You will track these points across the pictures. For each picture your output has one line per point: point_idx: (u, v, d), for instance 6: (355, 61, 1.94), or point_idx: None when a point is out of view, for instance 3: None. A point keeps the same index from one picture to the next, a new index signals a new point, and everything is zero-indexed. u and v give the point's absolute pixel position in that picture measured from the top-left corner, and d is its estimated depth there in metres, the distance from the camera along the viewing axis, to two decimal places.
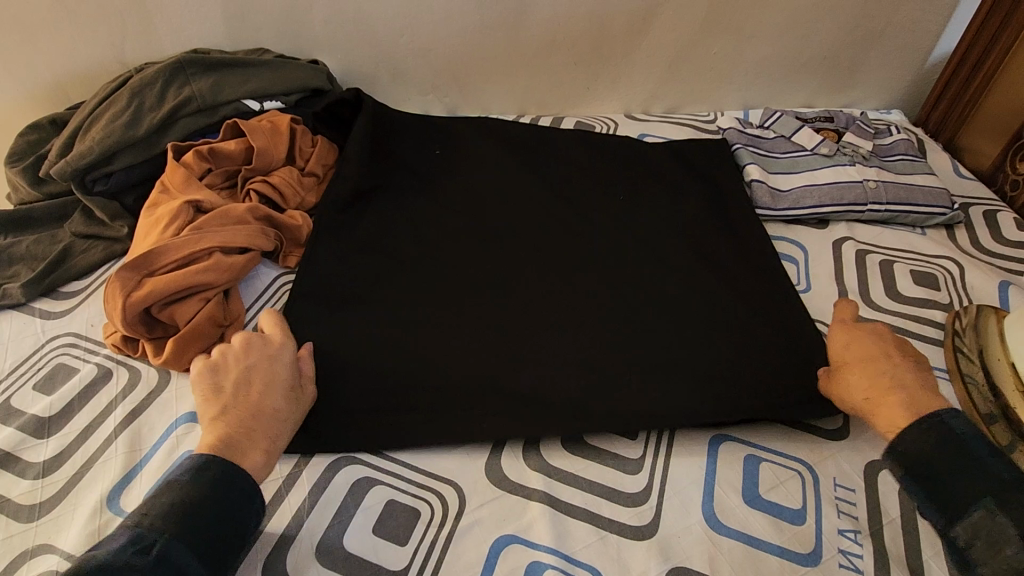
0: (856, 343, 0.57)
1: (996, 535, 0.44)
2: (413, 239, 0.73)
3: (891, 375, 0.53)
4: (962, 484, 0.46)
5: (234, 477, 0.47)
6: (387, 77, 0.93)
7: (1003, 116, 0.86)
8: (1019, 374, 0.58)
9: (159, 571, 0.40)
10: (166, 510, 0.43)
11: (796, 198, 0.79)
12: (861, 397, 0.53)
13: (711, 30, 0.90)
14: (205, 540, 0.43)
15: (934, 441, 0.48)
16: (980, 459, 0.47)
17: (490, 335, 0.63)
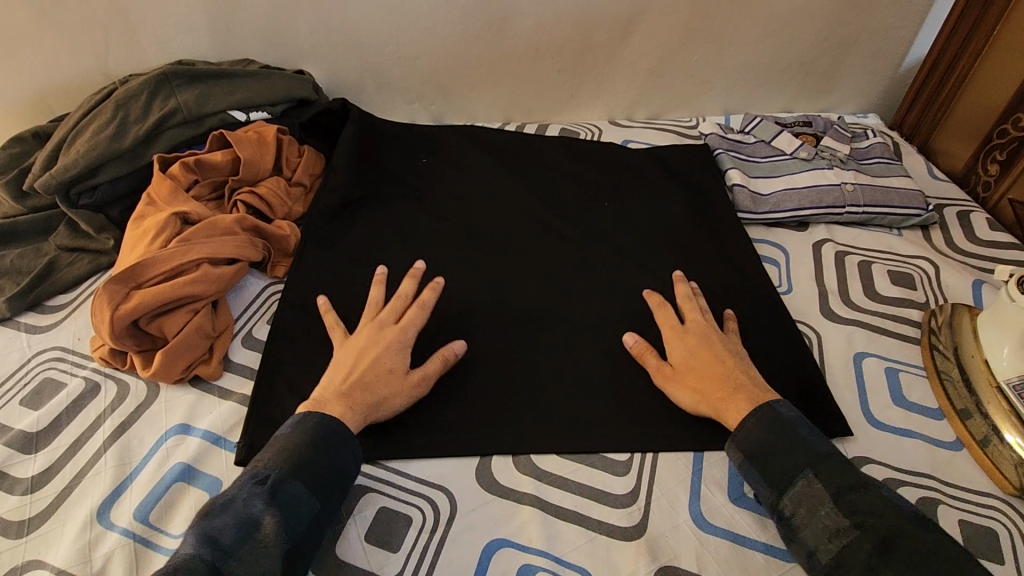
0: (699, 347, 0.59)
1: (817, 501, 0.47)
2: (402, 248, 0.74)
3: (732, 374, 0.56)
4: (788, 458, 0.50)
5: (331, 423, 0.52)
6: (373, 86, 0.94)
7: (972, 119, 0.89)
8: (993, 372, 0.60)
9: (275, 497, 0.46)
10: (275, 453, 0.49)
11: (776, 202, 0.81)
12: (711, 396, 0.56)
13: (691, 38, 0.92)
14: (310, 471, 0.48)
15: (763, 423, 0.52)
16: (801, 437, 0.51)
17: (479, 341, 0.64)
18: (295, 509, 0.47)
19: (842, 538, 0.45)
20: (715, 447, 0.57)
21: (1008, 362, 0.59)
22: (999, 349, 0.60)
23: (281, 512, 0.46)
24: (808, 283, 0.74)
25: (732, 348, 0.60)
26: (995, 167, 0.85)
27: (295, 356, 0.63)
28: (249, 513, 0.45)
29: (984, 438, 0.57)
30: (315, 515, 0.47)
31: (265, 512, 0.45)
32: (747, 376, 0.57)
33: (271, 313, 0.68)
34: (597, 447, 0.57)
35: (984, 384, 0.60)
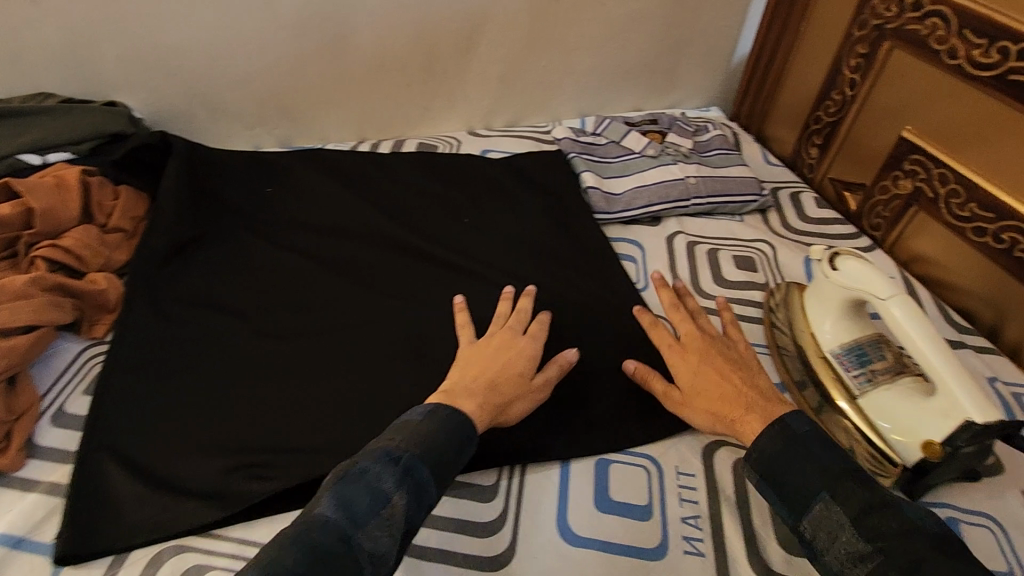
0: (702, 363, 0.57)
1: (836, 527, 0.43)
2: (248, 290, 0.69)
3: (739, 390, 0.54)
4: (804, 476, 0.46)
5: (463, 418, 0.49)
6: (205, 114, 0.86)
7: (793, 107, 0.97)
8: (820, 343, 0.64)
9: (405, 482, 0.43)
10: (411, 437, 0.46)
11: (628, 200, 0.84)
12: (725, 418, 0.53)
13: (534, 45, 0.93)
14: (437, 460, 0.45)
15: (771, 439, 0.49)
16: (812, 453, 0.47)
17: (333, 383, 0.61)
18: (419, 495, 0.43)
19: (865, 566, 0.41)
20: (579, 455, 0.57)
21: (831, 332, 0.63)
22: (822, 321, 0.64)
23: (409, 496, 0.43)
24: (663, 277, 0.77)
25: (737, 356, 0.59)
26: (816, 150, 0.93)
27: (119, 427, 0.56)
28: (380, 487, 0.42)
29: (819, 408, 0.61)
30: (432, 505, 0.44)
31: (395, 492, 0.42)
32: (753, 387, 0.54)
33: (88, 381, 0.60)
34: (462, 475, 0.55)
35: (813, 356, 0.64)
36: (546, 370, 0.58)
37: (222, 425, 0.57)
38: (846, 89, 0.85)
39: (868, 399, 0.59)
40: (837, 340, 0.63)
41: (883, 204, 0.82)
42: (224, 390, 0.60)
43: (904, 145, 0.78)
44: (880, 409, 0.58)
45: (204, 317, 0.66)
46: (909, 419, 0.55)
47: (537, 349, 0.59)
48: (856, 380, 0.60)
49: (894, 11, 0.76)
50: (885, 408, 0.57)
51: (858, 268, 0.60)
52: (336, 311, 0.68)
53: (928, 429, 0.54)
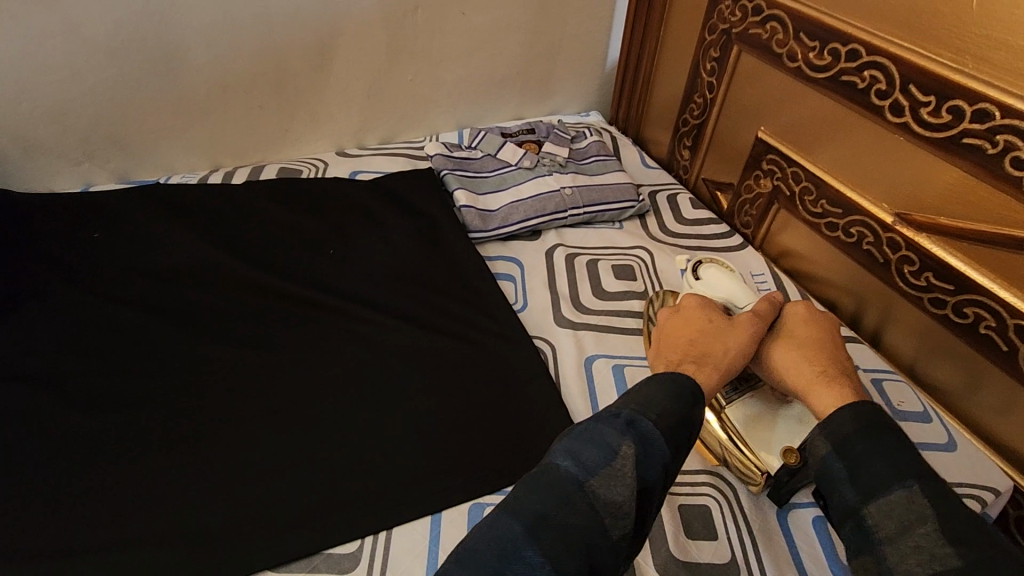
0: (808, 328, 0.58)
1: (911, 518, 0.40)
2: (71, 356, 0.60)
3: (830, 361, 0.54)
4: (885, 464, 0.43)
5: (690, 381, 0.47)
6: (15, 152, 0.75)
7: (663, 110, 0.98)
8: None
9: (630, 440, 0.42)
10: (645, 398, 0.45)
11: (504, 216, 0.81)
12: (802, 382, 0.53)
13: (398, 58, 0.88)
14: (668, 420, 0.44)
15: (860, 424, 0.46)
16: (900, 447, 0.44)
17: (169, 456, 0.54)
18: (648, 450, 0.42)
19: (931, 564, 0.37)
20: (452, 502, 0.54)
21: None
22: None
23: (638, 448, 0.42)
24: (542, 294, 0.75)
25: (833, 332, 0.58)
26: (687, 152, 0.95)
27: None
28: (605, 442, 0.41)
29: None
30: (667, 465, 0.42)
31: (622, 443, 0.41)
32: (840, 368, 0.53)
33: None
34: (319, 546, 0.50)
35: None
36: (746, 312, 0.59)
37: (29, 526, 0.49)
38: (705, 92, 0.87)
39: (734, 408, 0.60)
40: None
41: (749, 202, 0.85)
42: (33, 483, 0.51)
43: (761, 145, 0.80)
44: (746, 417, 0.59)
45: (13, 395, 0.57)
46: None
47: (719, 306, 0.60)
48: (723, 390, 0.61)
49: (738, 15, 0.78)
50: (748, 415, 0.59)
51: (716, 274, 0.65)
52: (178, 370, 0.61)
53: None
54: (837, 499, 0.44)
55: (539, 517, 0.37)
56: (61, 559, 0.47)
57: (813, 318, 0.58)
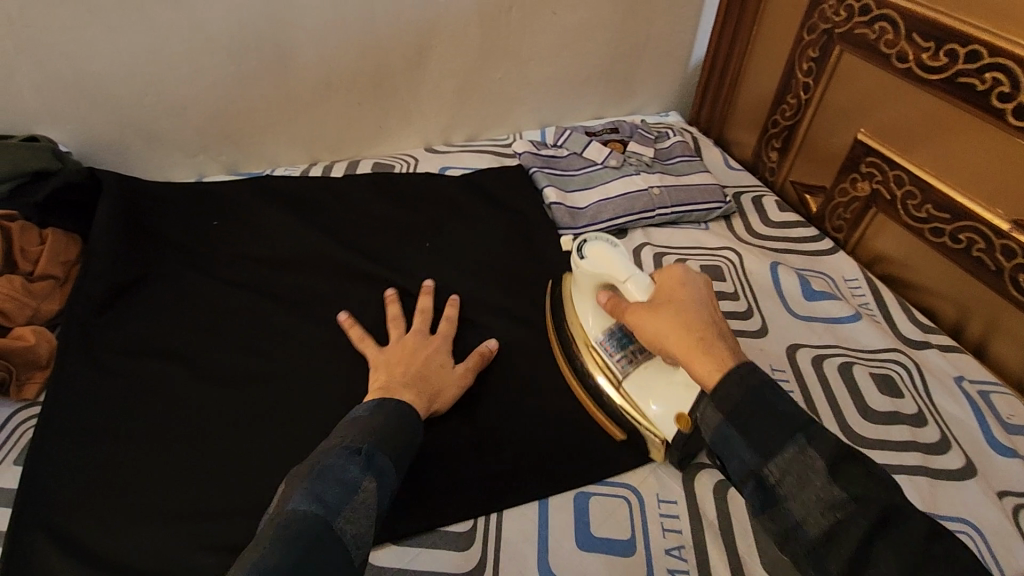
0: (678, 292, 0.51)
1: (805, 472, 0.39)
2: (196, 332, 0.64)
3: (709, 321, 0.49)
4: (773, 424, 0.40)
5: (409, 411, 0.50)
6: (141, 142, 0.81)
7: (751, 111, 0.97)
8: (586, 335, 0.60)
9: (370, 472, 0.44)
10: (364, 432, 0.46)
11: (593, 214, 0.82)
12: (680, 346, 0.47)
13: (489, 57, 0.90)
14: (393, 446, 0.47)
15: (740, 385, 0.42)
16: (780, 398, 0.42)
17: (294, 431, 0.57)
18: (383, 480, 0.45)
19: (834, 514, 0.37)
20: (557, 489, 0.56)
21: (594, 321, 0.60)
22: (584, 309, 0.61)
23: (377, 480, 0.44)
24: None
25: (709, 292, 0.52)
26: (775, 154, 0.93)
27: (56, 499, 0.51)
28: (346, 479, 0.42)
29: (596, 396, 0.60)
30: (395, 489, 0.46)
31: (363, 477, 0.43)
32: (716, 329, 0.48)
33: (19, 447, 0.55)
34: (435, 523, 0.52)
35: (582, 348, 0.60)
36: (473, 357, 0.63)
37: (171, 488, 0.53)
38: (800, 92, 0.86)
39: (632, 381, 0.57)
40: (599, 327, 0.60)
41: (843, 206, 0.83)
42: (172, 448, 0.55)
43: (860, 147, 0.78)
44: (645, 390, 0.56)
45: (148, 366, 0.61)
46: (666, 394, 0.55)
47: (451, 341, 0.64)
48: (618, 364, 0.58)
49: (842, 14, 0.76)
50: (646, 386, 0.56)
51: (602, 251, 0.58)
52: (294, 351, 0.64)
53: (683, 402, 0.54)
54: (734, 469, 0.42)
55: (302, 560, 0.36)
56: (202, 520, 0.51)
57: (686, 281, 0.52)
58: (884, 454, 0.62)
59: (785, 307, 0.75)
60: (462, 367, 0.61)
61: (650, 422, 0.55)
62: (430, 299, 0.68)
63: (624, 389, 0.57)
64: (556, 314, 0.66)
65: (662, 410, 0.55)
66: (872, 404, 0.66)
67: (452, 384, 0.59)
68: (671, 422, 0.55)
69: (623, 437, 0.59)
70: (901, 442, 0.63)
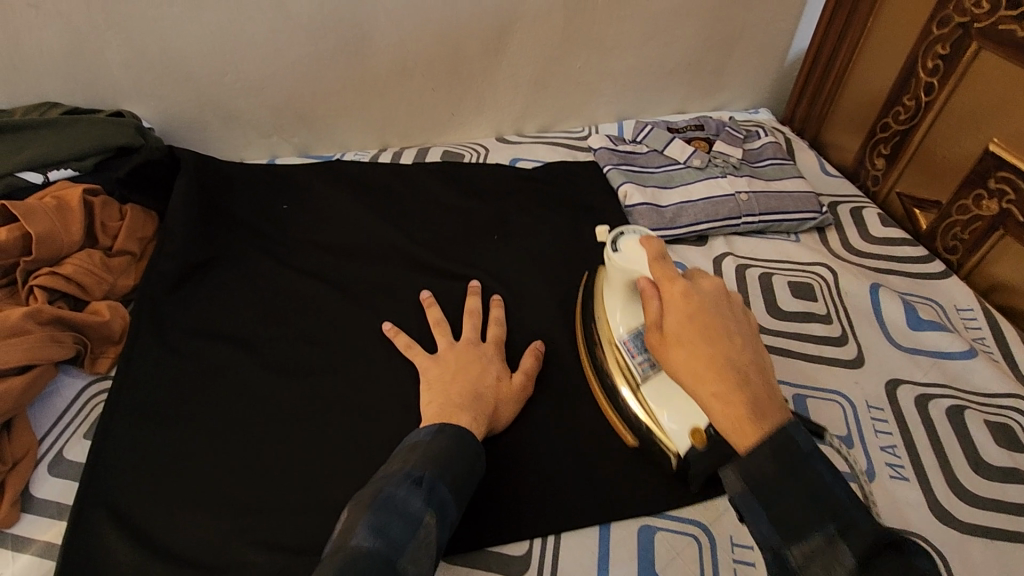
0: (685, 308, 0.41)
1: (831, 565, 0.34)
2: (260, 318, 0.64)
3: (735, 350, 0.39)
4: (800, 500, 0.36)
5: (474, 439, 0.49)
6: (219, 121, 0.82)
7: (857, 112, 0.87)
8: (612, 332, 0.56)
9: (431, 507, 0.43)
10: (428, 457, 0.45)
11: (673, 217, 0.77)
12: (707, 391, 0.38)
13: (571, 45, 0.85)
14: (454, 475, 0.46)
15: (771, 450, 0.36)
16: (819, 474, 0.36)
17: (351, 427, 0.56)
18: (443, 513, 0.44)
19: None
20: (621, 519, 0.52)
21: (621, 318, 0.55)
22: (613, 306, 0.56)
23: (437, 517, 0.43)
24: None
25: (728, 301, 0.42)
26: (882, 161, 0.84)
27: (120, 476, 0.52)
28: (409, 513, 0.41)
29: (614, 400, 0.56)
30: (454, 522, 0.45)
31: (425, 512, 0.42)
32: (749, 356, 0.39)
33: (89, 421, 0.56)
34: (488, 543, 0.51)
35: (605, 344, 0.56)
36: (523, 363, 0.59)
37: (228, 475, 0.52)
38: (921, 94, 0.76)
39: (651, 385, 0.53)
40: (626, 326, 0.55)
41: (961, 224, 0.73)
42: (232, 435, 0.55)
43: (989, 160, 0.68)
44: (662, 401, 0.52)
45: (213, 347, 0.61)
46: (681, 403, 0.51)
47: (502, 351, 0.60)
48: (639, 365, 0.53)
49: (985, 7, 0.66)
50: (666, 393, 0.52)
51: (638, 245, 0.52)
52: (354, 342, 0.63)
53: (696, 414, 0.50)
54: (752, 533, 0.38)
55: None
56: (256, 515, 0.50)
57: (696, 292, 0.42)
58: (997, 518, 0.54)
59: (885, 337, 0.68)
60: (518, 375, 0.58)
61: (663, 432, 0.51)
62: (478, 299, 0.64)
63: (642, 392, 0.53)
64: (586, 304, 0.62)
65: (677, 421, 0.51)
66: (987, 456, 0.58)
67: (510, 396, 0.56)
68: (685, 435, 0.50)
69: (633, 443, 0.56)
70: (1020, 504, 0.55)
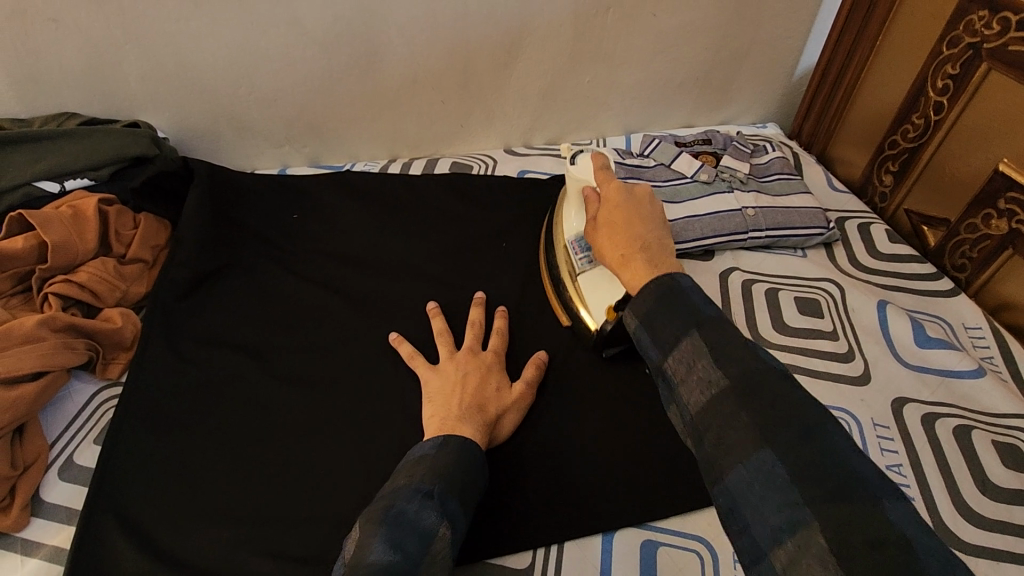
0: (615, 201, 0.55)
1: (695, 358, 0.40)
2: (269, 327, 0.65)
3: (642, 231, 0.52)
4: (675, 320, 0.43)
5: (478, 449, 0.49)
6: (233, 132, 0.83)
7: (865, 129, 0.87)
8: (564, 239, 0.65)
9: (444, 520, 0.43)
10: (435, 470, 0.46)
11: (679, 231, 0.77)
12: (617, 255, 0.51)
13: (580, 59, 0.85)
14: (461, 486, 0.46)
15: (655, 290, 0.45)
16: (693, 303, 0.43)
17: (357, 437, 0.56)
18: (454, 525, 0.44)
19: (710, 389, 0.39)
20: (623, 534, 0.52)
21: (575, 221, 0.64)
22: (570, 213, 0.64)
23: (449, 528, 0.43)
24: None
25: (649, 202, 0.55)
26: (890, 178, 0.84)
27: (129, 484, 0.52)
28: (422, 527, 0.42)
29: (559, 290, 0.66)
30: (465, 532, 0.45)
31: (437, 525, 0.42)
32: (652, 230, 0.52)
33: (99, 427, 0.57)
34: (491, 556, 0.51)
35: (559, 246, 0.65)
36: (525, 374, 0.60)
37: (235, 484, 0.53)
38: (930, 112, 0.76)
39: (586, 277, 0.62)
40: (576, 229, 0.64)
41: (970, 243, 0.73)
42: (239, 443, 0.56)
43: (998, 180, 0.68)
44: (595, 284, 0.61)
45: (222, 356, 0.62)
46: (605, 291, 0.60)
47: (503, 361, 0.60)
48: (580, 260, 0.62)
49: (995, 27, 0.66)
50: (595, 285, 0.61)
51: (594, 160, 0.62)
52: (360, 352, 0.63)
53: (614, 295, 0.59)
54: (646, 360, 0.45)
55: None
56: (261, 524, 0.51)
57: (624, 192, 0.55)
58: (1003, 540, 0.54)
59: (892, 354, 0.67)
60: (519, 385, 0.58)
61: (587, 311, 0.61)
62: (481, 311, 0.65)
63: (577, 282, 0.62)
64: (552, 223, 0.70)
65: (599, 302, 0.60)
66: (995, 477, 0.57)
67: (512, 408, 0.57)
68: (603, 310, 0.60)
69: (566, 324, 0.66)
70: None
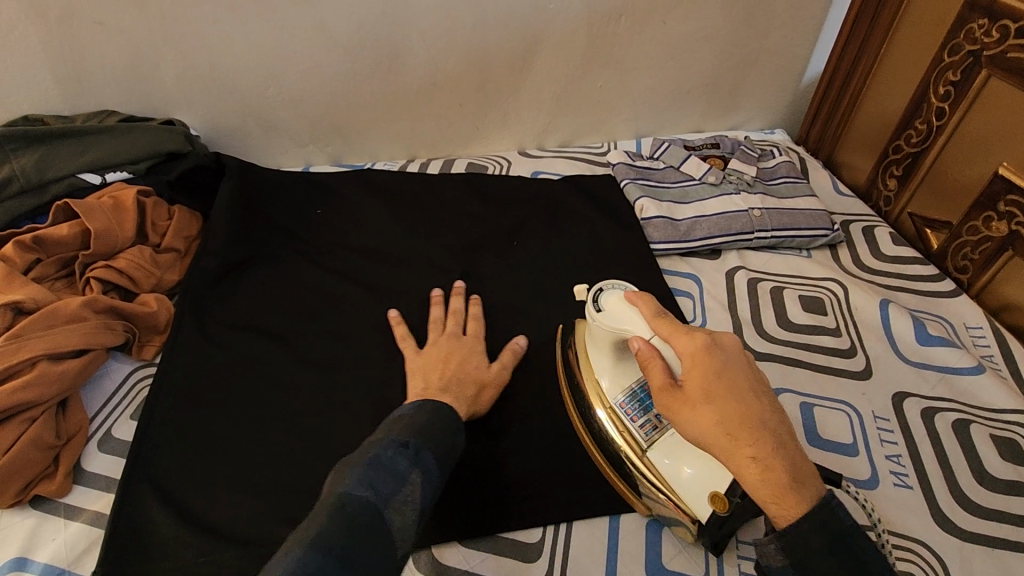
0: (708, 366, 0.41)
1: None
2: (293, 313, 0.68)
3: (759, 408, 0.40)
4: (849, 571, 0.37)
5: (452, 414, 0.52)
6: (260, 131, 0.87)
7: (870, 134, 0.90)
8: (602, 396, 0.55)
9: (414, 468, 0.45)
10: (410, 426, 0.48)
11: (687, 230, 0.80)
12: (745, 456, 0.38)
13: (593, 65, 0.89)
14: (435, 443, 0.48)
15: (820, 530, 0.37)
16: (859, 543, 0.37)
17: (377, 418, 0.59)
18: (427, 476, 0.46)
19: None
20: (629, 513, 0.55)
21: (610, 378, 0.55)
22: (601, 362, 0.55)
23: (420, 477, 0.45)
24: (723, 316, 0.74)
25: (741, 359, 0.43)
26: (894, 182, 0.86)
27: (164, 455, 0.56)
28: (393, 470, 0.44)
29: (618, 468, 0.54)
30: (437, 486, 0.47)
31: (409, 472, 0.45)
32: (769, 411, 0.40)
33: (135, 403, 0.60)
34: (503, 530, 0.53)
35: (598, 409, 0.55)
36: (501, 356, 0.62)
37: (262, 458, 0.56)
38: (932, 118, 0.78)
39: (656, 447, 0.51)
40: (617, 386, 0.54)
41: (971, 245, 0.75)
42: (266, 420, 0.59)
43: (998, 183, 0.70)
44: (671, 456, 0.50)
45: (250, 340, 0.65)
46: (692, 465, 0.49)
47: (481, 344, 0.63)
48: (642, 429, 0.52)
49: (994, 35, 0.69)
50: (674, 453, 0.50)
51: (622, 301, 0.53)
52: (380, 339, 0.66)
53: (710, 475, 0.48)
54: None
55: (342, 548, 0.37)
56: (287, 495, 0.54)
57: (717, 351, 0.42)
58: (998, 527, 0.55)
59: (893, 351, 0.69)
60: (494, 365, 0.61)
61: (679, 495, 0.49)
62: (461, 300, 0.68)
63: (648, 457, 0.51)
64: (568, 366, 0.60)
65: (692, 482, 0.48)
66: (991, 468, 0.59)
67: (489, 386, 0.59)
68: (703, 500, 0.48)
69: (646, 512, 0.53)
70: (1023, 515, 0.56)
